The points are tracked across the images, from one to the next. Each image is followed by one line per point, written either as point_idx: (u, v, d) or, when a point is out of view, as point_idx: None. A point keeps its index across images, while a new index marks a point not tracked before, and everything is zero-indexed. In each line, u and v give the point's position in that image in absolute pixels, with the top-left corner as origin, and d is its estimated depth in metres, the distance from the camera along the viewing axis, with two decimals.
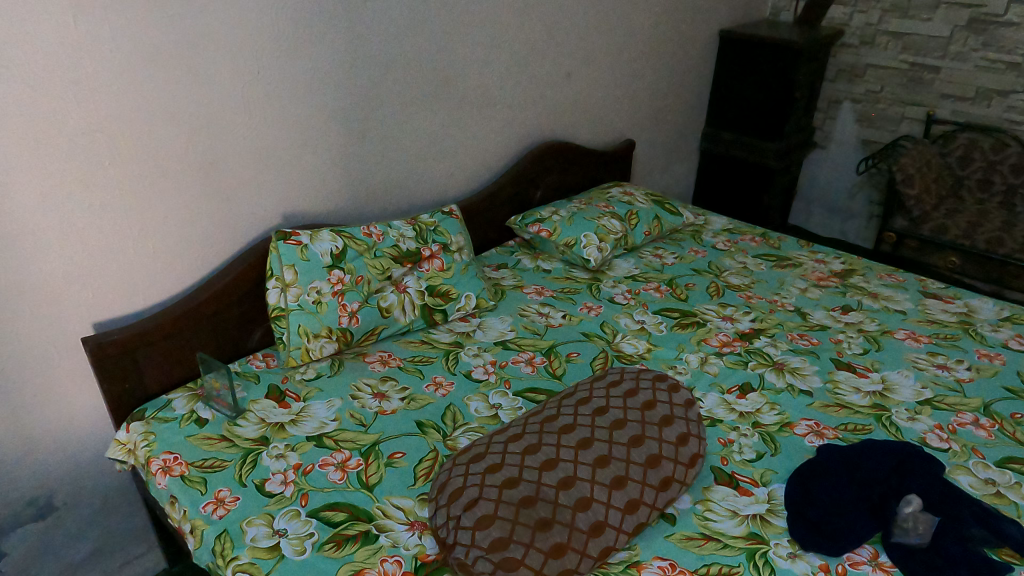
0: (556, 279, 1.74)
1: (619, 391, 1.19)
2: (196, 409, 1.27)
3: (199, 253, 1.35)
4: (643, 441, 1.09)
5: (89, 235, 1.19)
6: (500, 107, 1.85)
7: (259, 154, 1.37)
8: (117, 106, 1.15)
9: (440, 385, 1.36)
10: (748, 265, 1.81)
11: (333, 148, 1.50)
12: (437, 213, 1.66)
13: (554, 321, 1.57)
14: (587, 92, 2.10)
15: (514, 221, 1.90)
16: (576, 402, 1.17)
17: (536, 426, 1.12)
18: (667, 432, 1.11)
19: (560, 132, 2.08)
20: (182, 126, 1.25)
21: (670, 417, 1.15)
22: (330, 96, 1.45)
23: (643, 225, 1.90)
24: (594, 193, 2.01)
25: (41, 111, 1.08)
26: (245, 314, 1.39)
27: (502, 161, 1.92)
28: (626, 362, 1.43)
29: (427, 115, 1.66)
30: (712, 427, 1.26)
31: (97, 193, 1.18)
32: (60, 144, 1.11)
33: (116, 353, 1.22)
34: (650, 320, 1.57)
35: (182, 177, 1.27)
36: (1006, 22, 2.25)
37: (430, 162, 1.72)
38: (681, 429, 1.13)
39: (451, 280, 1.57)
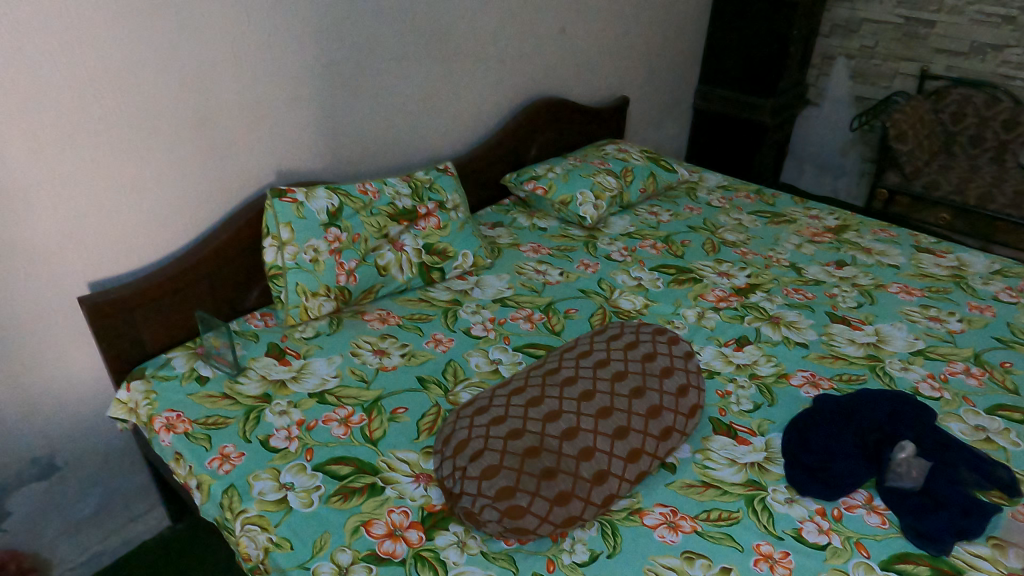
0: (552, 236, 1.74)
1: (620, 344, 1.20)
2: (196, 367, 1.26)
3: (193, 211, 1.33)
4: (644, 393, 1.10)
5: (81, 192, 1.17)
6: (495, 62, 1.81)
7: (252, 109, 1.34)
8: (106, 57, 1.12)
9: (440, 342, 1.36)
10: (743, 221, 1.81)
11: (327, 103, 1.47)
12: (432, 170, 1.64)
13: (551, 278, 1.57)
14: (582, 46, 2.07)
15: (508, 178, 1.88)
16: (577, 356, 1.18)
17: (538, 379, 1.13)
18: (668, 383, 1.13)
19: (554, 88, 2.05)
20: (173, 79, 1.21)
21: (670, 368, 1.17)
22: (323, 49, 1.41)
23: (638, 182, 1.90)
24: (589, 150, 2.00)
25: (28, 61, 1.04)
26: (241, 273, 1.38)
27: (496, 118, 1.90)
28: (625, 317, 1.44)
29: (421, 69, 1.63)
30: (711, 379, 1.27)
31: (89, 149, 1.15)
32: (48, 98, 1.08)
33: (114, 312, 1.21)
34: (648, 276, 1.57)
35: (174, 133, 1.25)
36: None
37: (425, 119, 1.70)
38: (682, 380, 1.15)
39: (448, 238, 1.56)
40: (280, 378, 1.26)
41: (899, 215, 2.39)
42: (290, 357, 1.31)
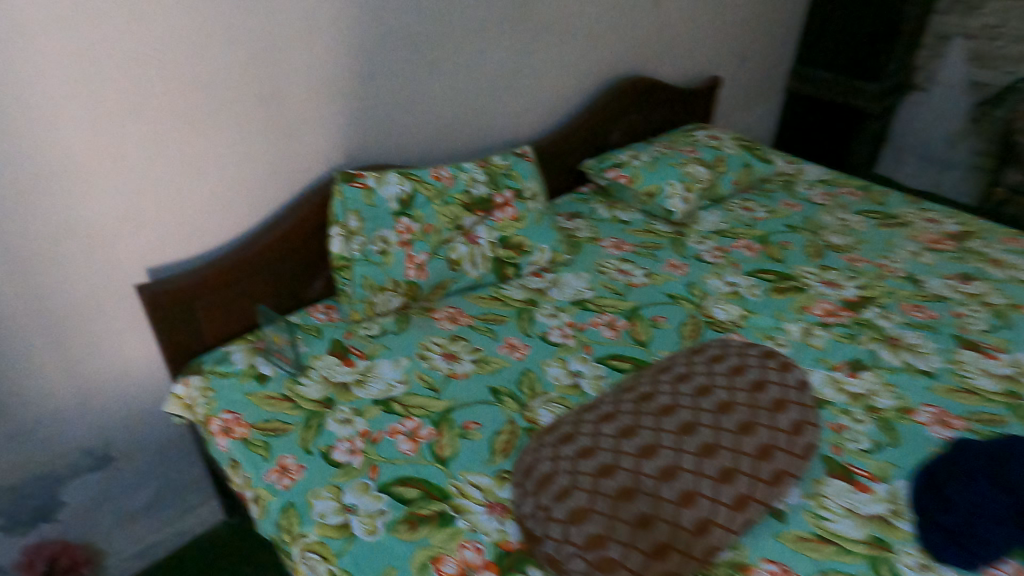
0: (636, 231, 1.59)
1: (724, 368, 1.05)
2: (256, 363, 1.18)
3: (257, 195, 1.24)
4: (753, 429, 0.95)
5: (140, 173, 1.08)
6: (581, 36, 1.65)
7: (322, 85, 1.23)
8: (169, 26, 1.01)
9: (515, 348, 1.25)
10: (849, 223, 1.62)
11: (402, 78, 1.35)
12: (510, 154, 1.51)
13: (636, 279, 1.43)
14: (675, 20, 1.89)
15: (588, 164, 1.74)
16: (674, 380, 1.04)
17: (631, 406, 1.00)
18: (781, 419, 0.97)
19: (641, 66, 1.88)
20: (240, 52, 1.11)
21: (783, 401, 1.00)
22: (399, 21, 1.28)
23: (731, 174, 1.72)
24: (676, 135, 1.83)
25: (87, 31, 0.94)
26: (305, 263, 1.29)
27: (579, 97, 1.75)
28: (719, 330, 1.29)
29: (501, 44, 1.49)
30: (821, 409, 1.12)
31: (150, 127, 1.06)
32: (107, 70, 0.99)
33: (173, 302, 1.13)
34: (744, 283, 1.42)
35: (239, 111, 1.15)
36: None
37: (503, 97, 1.56)
38: (796, 417, 0.98)
39: (525, 230, 1.43)
40: (343, 381, 1.16)
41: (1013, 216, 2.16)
42: (354, 356, 1.21)
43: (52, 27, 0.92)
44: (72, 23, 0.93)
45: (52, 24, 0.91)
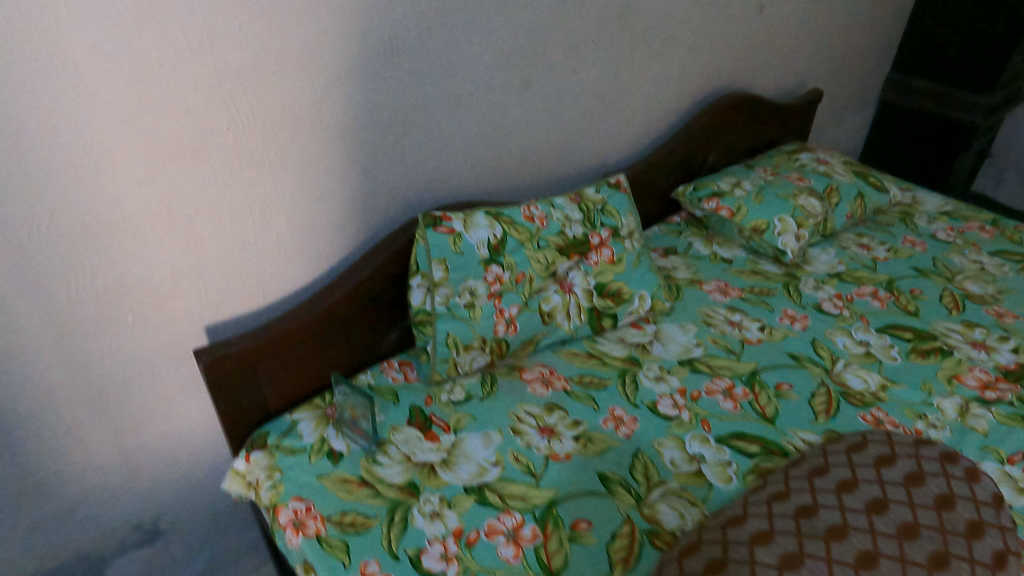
0: (741, 272, 1.41)
1: (896, 474, 0.87)
2: (327, 437, 1.03)
3: (329, 239, 1.08)
4: (948, 562, 0.76)
5: (202, 220, 0.93)
6: (682, 48, 1.47)
7: (405, 112, 1.07)
8: (238, 50, 0.86)
9: (621, 421, 1.08)
10: (986, 267, 1.42)
11: (491, 102, 1.19)
12: (604, 185, 1.33)
13: (750, 335, 1.25)
14: (779, 28, 1.69)
15: (682, 192, 1.55)
16: (835, 488, 0.85)
17: (787, 522, 0.80)
18: (980, 551, 0.78)
19: (739, 80, 1.68)
20: (318, 80, 0.95)
21: (977, 524, 0.81)
22: (491, 39, 1.12)
23: (845, 205, 1.53)
24: (777, 158, 1.63)
25: (145, 60, 0.80)
26: (379, 314, 1.13)
27: (674, 117, 1.56)
28: (857, 404, 1.11)
29: (598, 61, 1.32)
30: None
31: (213, 167, 0.91)
32: (167, 104, 0.84)
33: (235, 367, 0.98)
34: (877, 342, 1.23)
35: (314, 146, 0.99)
36: None
37: (595, 119, 1.39)
38: (995, 545, 0.79)
39: (623, 275, 1.25)
40: (428, 460, 1.01)
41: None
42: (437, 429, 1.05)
43: (104, 55, 0.77)
44: (127, 51, 0.79)
45: (103, 51, 0.77)
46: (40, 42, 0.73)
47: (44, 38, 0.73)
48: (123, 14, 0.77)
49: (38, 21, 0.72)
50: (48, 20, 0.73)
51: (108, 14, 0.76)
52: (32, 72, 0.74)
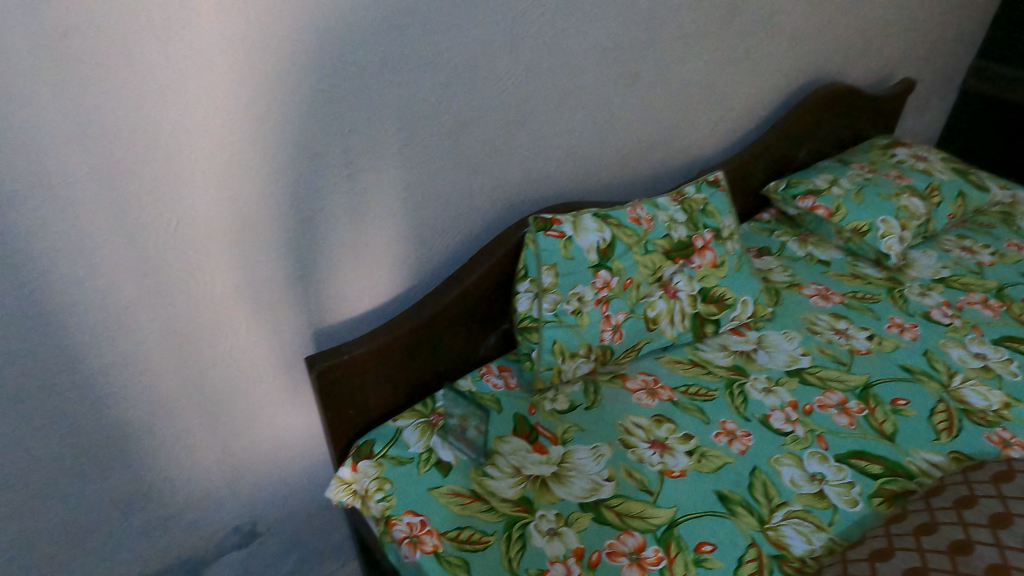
0: (841, 275, 1.35)
1: None
2: (433, 446, 1.00)
3: (435, 241, 1.04)
4: None
5: (317, 225, 0.90)
6: (784, 38, 1.40)
7: (516, 109, 1.03)
8: (364, 48, 0.82)
9: (733, 436, 1.04)
10: None
11: (598, 97, 1.13)
12: (703, 183, 1.27)
13: (858, 344, 1.20)
14: (876, 16, 1.60)
15: (774, 188, 1.49)
16: (989, 522, 0.81)
17: (944, 561, 0.76)
18: None
19: (833, 71, 1.61)
20: (437, 79, 0.91)
21: None
22: (603, 33, 1.07)
23: (947, 205, 1.46)
24: (871, 154, 1.56)
25: (274, 61, 0.76)
26: (481, 319, 1.09)
27: (767, 110, 1.50)
28: (982, 423, 1.06)
29: (702, 54, 1.25)
30: None
31: (332, 170, 0.87)
32: (291, 106, 0.80)
33: (345, 375, 0.96)
34: (994, 355, 1.17)
35: (428, 147, 0.95)
36: None
37: (695, 113, 1.33)
38: None
39: (727, 280, 1.20)
40: (539, 473, 0.98)
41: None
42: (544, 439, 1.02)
43: (235, 56, 0.74)
44: (256, 50, 0.75)
45: (234, 52, 0.73)
46: (175, 44, 0.69)
47: (180, 40, 0.69)
48: (254, 13, 0.73)
49: (175, 22, 0.68)
50: (184, 22, 0.69)
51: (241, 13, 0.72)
52: (167, 75, 0.70)
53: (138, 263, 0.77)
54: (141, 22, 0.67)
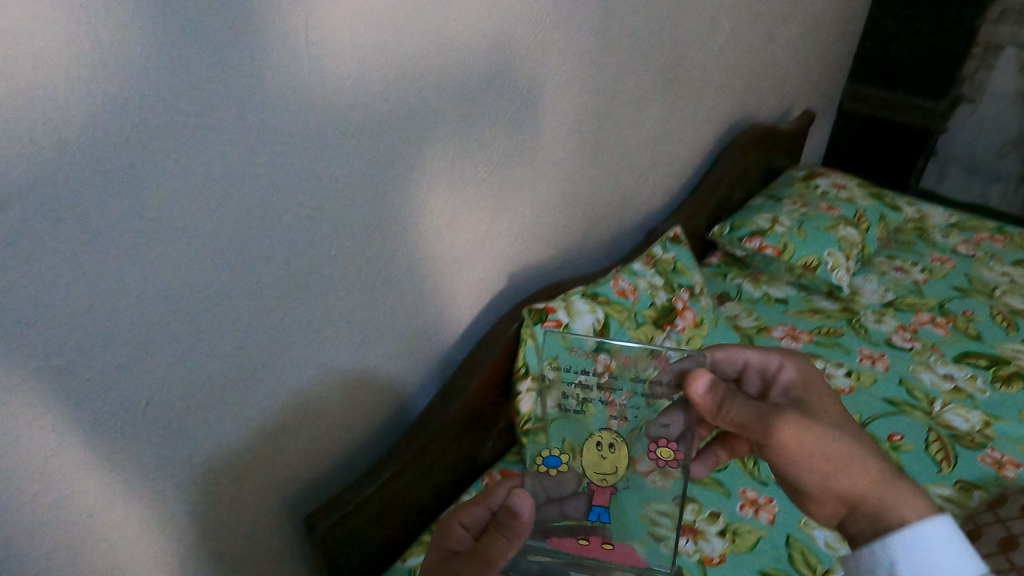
0: (800, 312, 1.38)
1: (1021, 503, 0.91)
2: (545, 472, 0.84)
3: (421, 349, 0.94)
4: None
5: (309, 361, 0.78)
6: (714, 86, 1.42)
7: (497, 198, 0.95)
8: (350, 161, 0.72)
9: (758, 505, 1.00)
10: (1016, 279, 1.47)
11: (566, 170, 1.08)
12: (666, 241, 1.24)
13: (841, 383, 1.21)
14: (783, 57, 1.69)
15: (719, 232, 1.50)
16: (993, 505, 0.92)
17: (988, 516, 0.90)
18: None
19: (752, 110, 1.66)
20: (421, 178, 0.82)
21: None
22: (569, 105, 1.02)
23: (874, 230, 1.55)
24: (796, 186, 1.63)
25: (245, 202, 0.63)
26: (478, 423, 0.98)
27: (704, 156, 1.51)
28: (972, 447, 1.09)
29: (650, 112, 1.24)
30: None
31: (317, 304, 0.76)
32: (276, 236, 0.68)
33: (346, 533, 0.82)
34: (960, 374, 1.22)
35: (415, 252, 0.86)
36: None
37: (647, 168, 1.31)
38: None
39: (710, 338, 1.17)
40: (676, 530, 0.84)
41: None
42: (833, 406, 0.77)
43: (222, 189, 0.61)
44: (244, 179, 0.62)
45: (219, 186, 0.61)
46: (152, 190, 0.56)
47: (156, 183, 0.56)
48: (243, 140, 0.61)
49: (155, 161, 0.55)
50: (167, 159, 0.56)
51: (231, 139, 0.60)
52: (145, 228, 0.56)
53: (98, 446, 0.60)
54: (110, 151, 0.52)
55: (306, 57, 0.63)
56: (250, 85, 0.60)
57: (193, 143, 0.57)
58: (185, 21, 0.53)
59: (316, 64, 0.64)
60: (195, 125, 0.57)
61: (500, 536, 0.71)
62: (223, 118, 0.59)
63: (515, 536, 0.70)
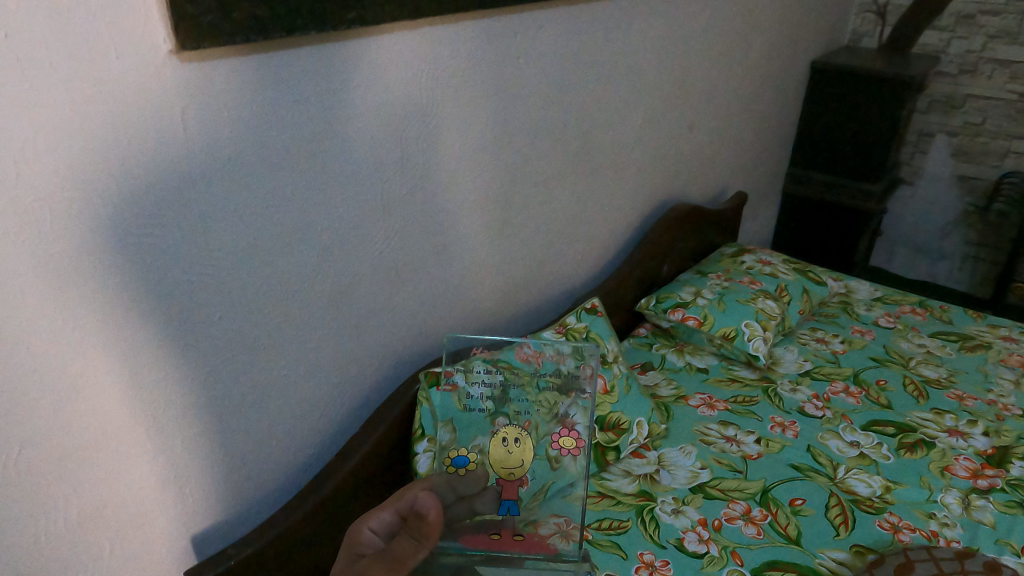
0: (719, 381, 1.43)
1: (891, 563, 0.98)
2: (455, 472, 0.93)
3: (323, 408, 1.01)
4: None
5: (201, 413, 0.85)
6: (634, 169, 1.54)
7: (400, 267, 1.06)
8: (235, 232, 0.81)
9: (653, 568, 1.01)
10: (931, 349, 1.54)
11: (476, 243, 1.19)
12: (582, 311, 1.31)
13: (749, 449, 1.24)
14: (709, 145, 1.83)
15: (646, 304, 1.57)
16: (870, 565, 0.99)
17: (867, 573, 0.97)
18: (971, 563, 0.97)
19: (681, 192, 1.78)
20: (314, 247, 0.91)
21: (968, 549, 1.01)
22: (474, 185, 1.14)
23: (796, 303, 1.61)
24: (724, 263, 1.72)
25: (125, 265, 0.72)
26: (378, 483, 1.05)
27: (630, 234, 1.62)
28: (870, 511, 1.11)
29: (564, 192, 1.35)
30: (999, 546, 1.05)
31: (206, 359, 0.83)
32: (159, 298, 0.76)
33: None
34: (866, 441, 1.26)
35: (314, 315, 0.95)
36: None
37: (566, 245, 1.41)
38: (986, 558, 0.99)
39: (620, 404, 1.23)
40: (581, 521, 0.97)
41: (1018, 305, 2.29)
42: None
43: (101, 254, 0.70)
44: (120, 246, 0.71)
45: (100, 252, 0.70)
46: (27, 252, 0.65)
47: (37, 247, 0.66)
48: (123, 211, 0.71)
49: (39, 229, 0.65)
50: (46, 227, 0.66)
51: (113, 211, 0.70)
52: (23, 287, 0.66)
53: None
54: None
55: (186, 143, 0.74)
56: (129, 166, 0.70)
57: (72, 211, 0.67)
58: (63, 115, 0.64)
59: (196, 149, 0.75)
60: (75, 197, 0.67)
61: (408, 538, 0.74)
62: (103, 192, 0.69)
63: (423, 537, 0.74)
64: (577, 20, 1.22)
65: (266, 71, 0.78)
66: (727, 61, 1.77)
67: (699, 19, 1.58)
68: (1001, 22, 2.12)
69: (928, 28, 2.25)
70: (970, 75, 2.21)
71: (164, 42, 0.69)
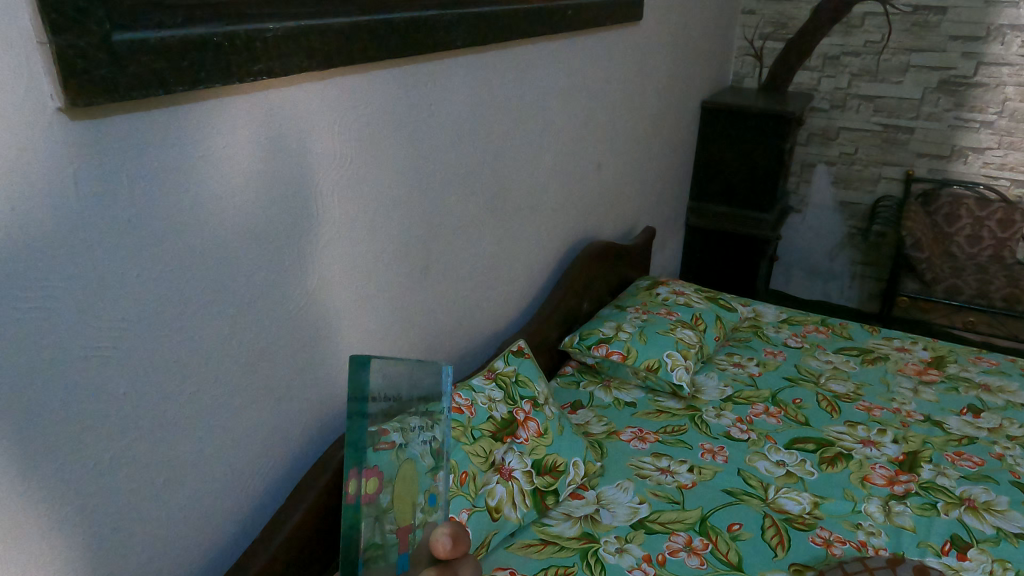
0: (647, 413, 1.45)
1: None
2: None
3: (243, 481, 0.94)
4: None
5: (106, 502, 0.76)
6: (547, 210, 1.57)
7: (320, 322, 1.01)
8: (133, 301, 0.74)
9: None
10: (837, 365, 1.63)
11: (398, 292, 1.16)
12: (509, 355, 1.29)
13: (683, 479, 1.25)
14: (615, 182, 1.89)
15: (570, 342, 1.57)
16: None
17: None
18: (903, 570, 1.02)
19: (593, 229, 1.82)
20: (226, 308, 0.86)
21: (897, 556, 1.05)
22: (393, 232, 1.11)
23: (711, 330, 1.67)
24: (640, 296, 1.76)
25: (11, 347, 0.64)
26: (308, 555, 0.99)
27: (548, 274, 1.63)
28: (803, 528, 1.14)
29: (480, 234, 1.35)
30: (922, 549, 1.10)
31: (109, 442, 0.75)
32: (49, 378, 0.68)
33: None
34: (791, 459, 1.30)
35: (230, 380, 0.89)
36: (905, 97, 2.31)
37: (486, 287, 1.40)
38: (915, 562, 1.03)
39: (554, 446, 1.20)
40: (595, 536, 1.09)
41: (903, 317, 2.43)
42: None
43: None
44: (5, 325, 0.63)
45: None
46: None
47: None
48: (11, 288, 0.63)
49: None
50: None
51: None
52: None
53: None
54: None
55: (76, 207, 0.67)
56: (15, 239, 0.63)
57: None
58: None
59: (91, 213, 0.68)
60: None
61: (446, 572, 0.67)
62: None
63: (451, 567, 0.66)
64: (484, 66, 1.24)
65: (163, 125, 0.73)
66: (626, 103, 1.84)
67: (596, 65, 1.64)
68: (861, 62, 2.34)
69: (801, 68, 2.45)
70: (840, 110, 2.41)
71: (50, 100, 0.63)
